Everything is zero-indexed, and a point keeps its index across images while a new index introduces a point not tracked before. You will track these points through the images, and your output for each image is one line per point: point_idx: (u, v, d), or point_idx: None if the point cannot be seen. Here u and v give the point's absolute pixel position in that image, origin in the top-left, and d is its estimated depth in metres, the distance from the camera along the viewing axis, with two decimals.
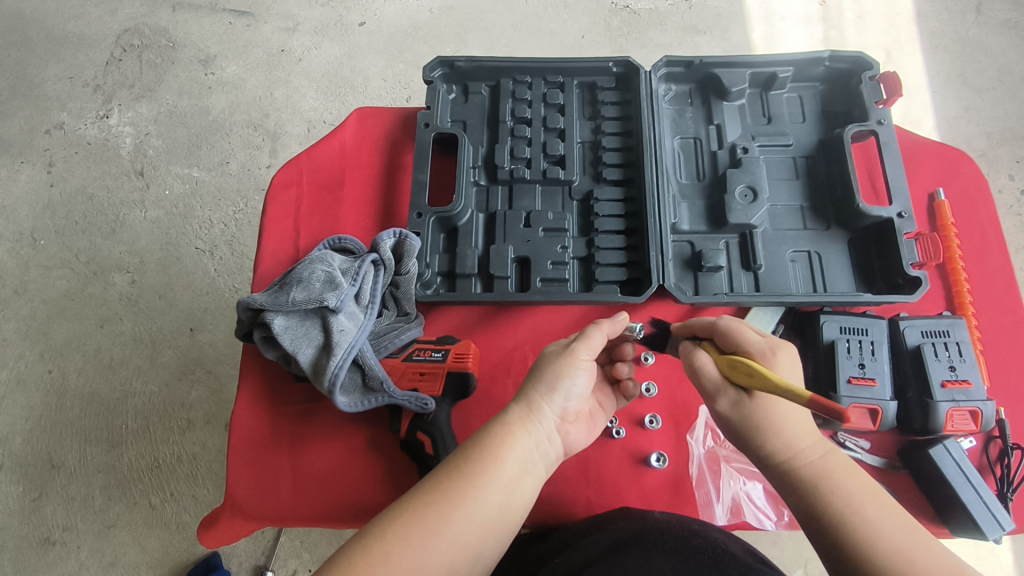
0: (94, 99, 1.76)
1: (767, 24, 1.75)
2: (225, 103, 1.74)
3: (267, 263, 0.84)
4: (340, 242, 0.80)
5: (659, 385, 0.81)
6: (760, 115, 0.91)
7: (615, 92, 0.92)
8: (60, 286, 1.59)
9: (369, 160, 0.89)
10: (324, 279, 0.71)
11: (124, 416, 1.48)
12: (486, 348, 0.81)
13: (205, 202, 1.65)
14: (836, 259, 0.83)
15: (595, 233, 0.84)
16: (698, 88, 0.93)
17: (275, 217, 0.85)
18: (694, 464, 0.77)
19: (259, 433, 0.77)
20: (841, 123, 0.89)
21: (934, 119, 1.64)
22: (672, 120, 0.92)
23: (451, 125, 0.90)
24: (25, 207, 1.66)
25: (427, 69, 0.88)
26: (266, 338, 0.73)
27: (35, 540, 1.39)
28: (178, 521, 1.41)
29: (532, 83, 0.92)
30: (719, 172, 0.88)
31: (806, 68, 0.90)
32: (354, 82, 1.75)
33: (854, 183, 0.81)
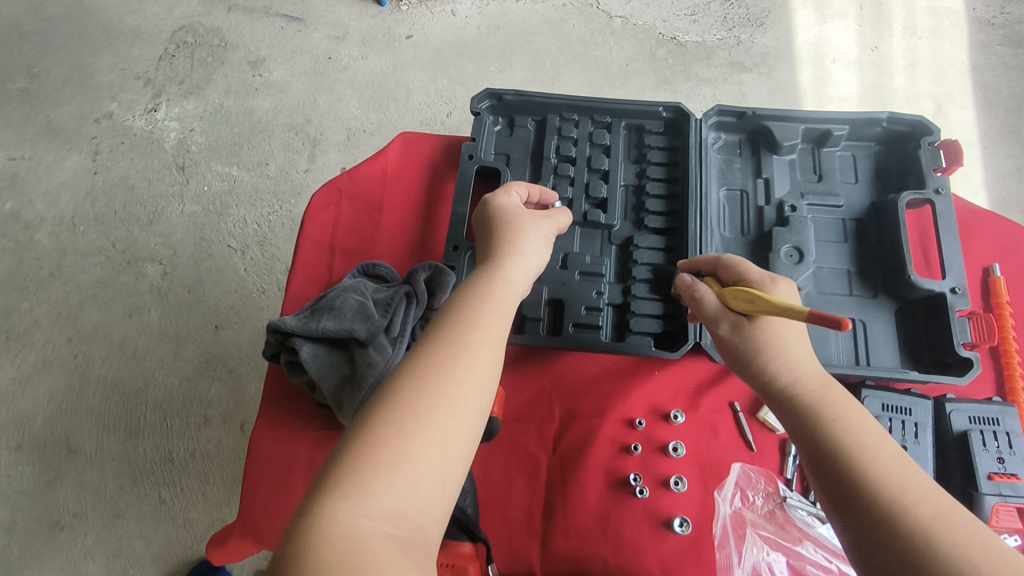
0: (144, 92, 1.81)
1: (816, 66, 1.73)
2: (269, 106, 1.77)
3: (298, 282, 0.83)
4: (375, 269, 0.80)
5: (686, 446, 0.79)
6: (812, 171, 0.89)
7: (663, 137, 0.90)
8: (94, 272, 1.62)
9: (409, 186, 0.89)
10: (356, 309, 0.71)
11: (144, 406, 1.50)
12: (513, 391, 0.81)
13: (240, 201, 1.68)
14: (882, 330, 0.81)
15: (633, 281, 0.83)
16: (749, 138, 0.91)
17: (310, 236, 0.85)
18: (719, 523, 0.73)
19: (275, 454, 0.77)
20: (896, 188, 0.87)
21: (982, 176, 1.60)
22: (719, 170, 0.90)
23: (494, 158, 0.90)
24: (68, 192, 1.70)
25: (476, 100, 0.89)
26: (292, 363, 0.72)
27: (46, 522, 1.42)
28: (185, 517, 1.42)
29: (580, 121, 0.91)
30: (765, 229, 0.86)
31: (862, 128, 0.87)
32: (397, 94, 1.76)
33: (906, 254, 0.79)
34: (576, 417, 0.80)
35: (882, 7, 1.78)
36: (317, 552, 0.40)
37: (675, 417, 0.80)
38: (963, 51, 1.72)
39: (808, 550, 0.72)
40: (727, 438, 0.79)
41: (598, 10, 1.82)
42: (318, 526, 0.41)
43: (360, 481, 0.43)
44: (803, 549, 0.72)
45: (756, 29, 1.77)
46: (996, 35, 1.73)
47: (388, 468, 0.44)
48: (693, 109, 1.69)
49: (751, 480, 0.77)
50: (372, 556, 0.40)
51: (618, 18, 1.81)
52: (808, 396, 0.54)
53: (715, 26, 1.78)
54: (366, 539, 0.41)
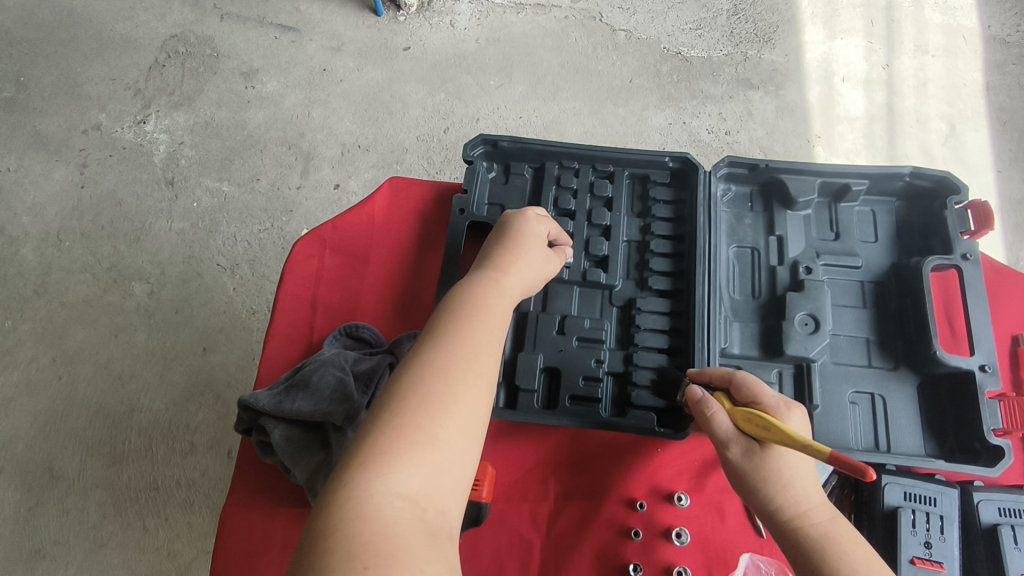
0: (133, 102, 1.76)
1: (825, 84, 1.67)
2: (262, 119, 1.72)
3: (277, 339, 0.79)
4: (358, 330, 0.77)
5: (691, 532, 0.71)
6: (828, 229, 0.85)
7: (669, 188, 0.86)
8: (80, 290, 1.57)
9: (397, 236, 0.85)
10: (333, 388, 0.67)
11: (128, 431, 1.45)
12: (503, 466, 0.75)
13: (231, 218, 1.63)
14: (902, 407, 0.77)
15: (635, 348, 0.79)
16: (761, 191, 0.87)
17: (290, 292, 0.81)
18: None
19: (248, 533, 0.72)
20: (918, 251, 0.82)
21: (995, 201, 1.55)
22: (729, 226, 0.86)
23: (488, 209, 0.85)
24: (54, 206, 1.66)
25: (468, 148, 0.84)
26: (264, 443, 0.69)
27: (26, 552, 1.37)
28: (169, 547, 1.37)
29: (580, 170, 0.86)
30: (778, 293, 0.82)
31: (882, 182, 0.83)
32: (393, 108, 1.71)
33: (932, 326, 0.74)
34: (574, 496, 0.74)
35: (893, 23, 1.73)
36: (350, 529, 0.40)
37: (679, 499, 0.73)
38: (976, 70, 1.67)
39: None
40: (736, 523, 0.72)
41: (602, 23, 1.77)
42: (351, 500, 0.42)
43: (390, 461, 0.44)
44: None
45: (764, 44, 1.72)
46: (1011, 54, 1.68)
47: (417, 452, 0.45)
48: (698, 127, 1.64)
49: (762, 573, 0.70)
50: (402, 530, 0.41)
51: (622, 31, 1.76)
52: (817, 530, 0.53)
53: (722, 40, 1.73)
54: (398, 515, 0.42)
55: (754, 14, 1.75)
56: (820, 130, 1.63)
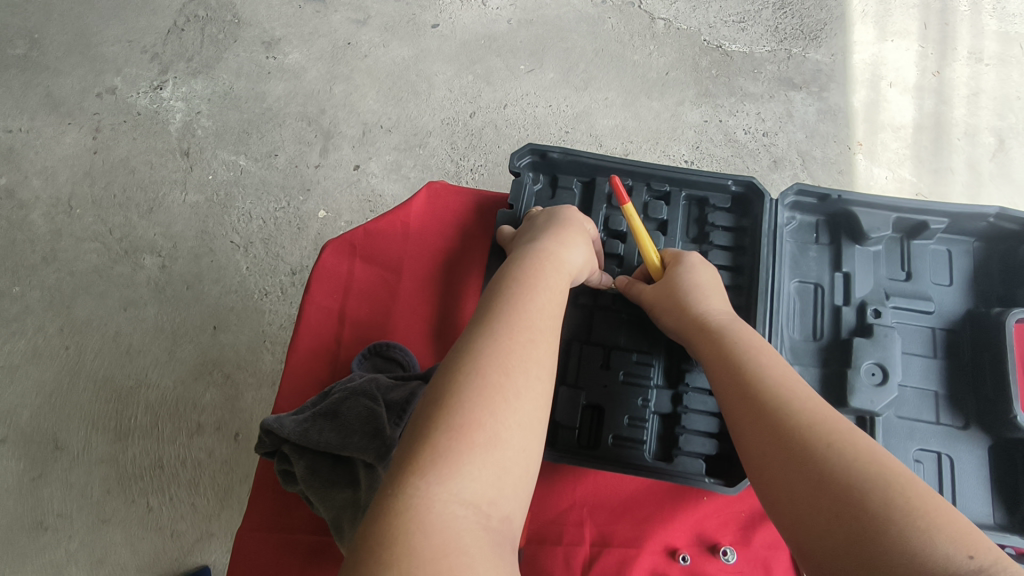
0: (150, 67, 1.70)
1: (871, 88, 1.60)
2: (282, 92, 1.66)
3: (302, 353, 0.76)
4: (390, 350, 0.74)
5: None
6: (898, 267, 0.81)
7: (730, 214, 0.82)
8: (89, 260, 1.54)
9: (432, 248, 0.82)
10: (363, 418, 0.65)
11: (135, 408, 1.43)
12: (538, 504, 0.73)
13: (246, 193, 1.58)
14: (969, 468, 0.74)
15: (685, 388, 0.76)
16: (828, 222, 0.83)
17: (318, 299, 0.77)
18: None
19: (264, 560, 0.69)
20: (998, 301, 0.78)
21: None
22: (793, 260, 0.82)
23: None
24: (65, 170, 1.61)
25: (515, 158, 0.81)
26: (287, 470, 0.66)
27: (29, 522, 1.37)
28: (173, 527, 1.36)
29: (634, 188, 0.82)
30: (842, 336, 0.78)
31: (964, 222, 0.79)
32: (418, 88, 1.64)
33: (1014, 389, 0.70)
34: (610, 542, 0.71)
35: (947, 27, 1.64)
36: (413, 540, 0.40)
37: (724, 554, 0.70)
38: None
39: None
40: None
41: (640, 10, 1.69)
42: (411, 513, 0.41)
43: (448, 470, 0.43)
44: None
45: (810, 43, 1.64)
46: None
47: (477, 456, 0.45)
48: (734, 127, 1.58)
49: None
50: (465, 546, 0.40)
51: (661, 20, 1.68)
52: None
53: (766, 36, 1.65)
54: (461, 529, 0.41)
55: (801, 9, 1.66)
56: (862, 137, 1.56)
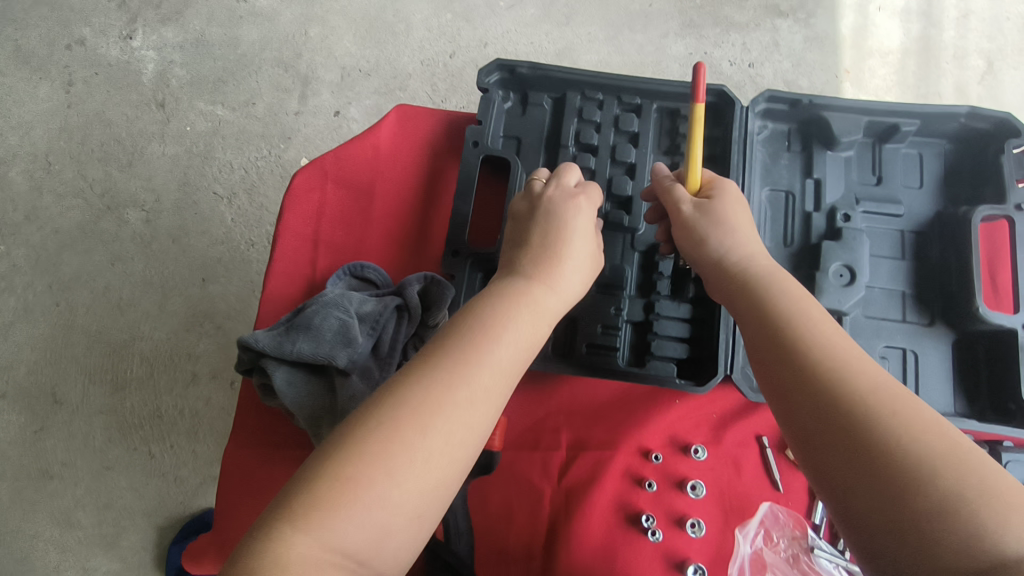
0: (118, 16, 1.64)
1: (859, 14, 1.56)
2: (257, 37, 1.61)
3: (279, 279, 0.77)
4: (362, 271, 0.74)
5: (706, 485, 0.72)
6: (869, 172, 0.81)
7: (701, 124, 0.81)
8: (72, 216, 1.53)
9: (403, 171, 0.81)
10: (336, 330, 0.64)
11: (130, 360, 1.45)
12: (516, 415, 0.76)
13: (226, 143, 1.56)
14: (935, 364, 0.75)
15: (657, 297, 0.77)
16: (800, 130, 0.83)
17: (291, 224, 0.78)
18: (736, 563, 0.68)
19: (255, 474, 0.72)
20: (966, 198, 0.79)
21: None
22: (764, 168, 0.81)
23: (503, 142, 0.81)
24: (40, 126, 1.58)
25: (483, 75, 0.80)
26: (264, 385, 0.67)
27: (35, 472, 1.40)
28: (176, 472, 1.40)
29: (604, 102, 0.81)
30: (812, 241, 0.79)
31: (934, 123, 0.79)
32: (396, 29, 1.60)
33: (976, 281, 0.72)
34: (587, 444, 0.75)
35: None
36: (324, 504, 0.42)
37: (695, 452, 0.74)
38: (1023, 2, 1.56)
39: None
40: (752, 475, 0.73)
41: None
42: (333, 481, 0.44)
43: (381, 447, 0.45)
44: None
45: None
46: None
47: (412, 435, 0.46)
48: (720, 58, 1.54)
49: (777, 521, 0.71)
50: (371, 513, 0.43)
51: None
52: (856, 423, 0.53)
53: None
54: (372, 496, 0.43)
55: None
56: (850, 64, 1.53)
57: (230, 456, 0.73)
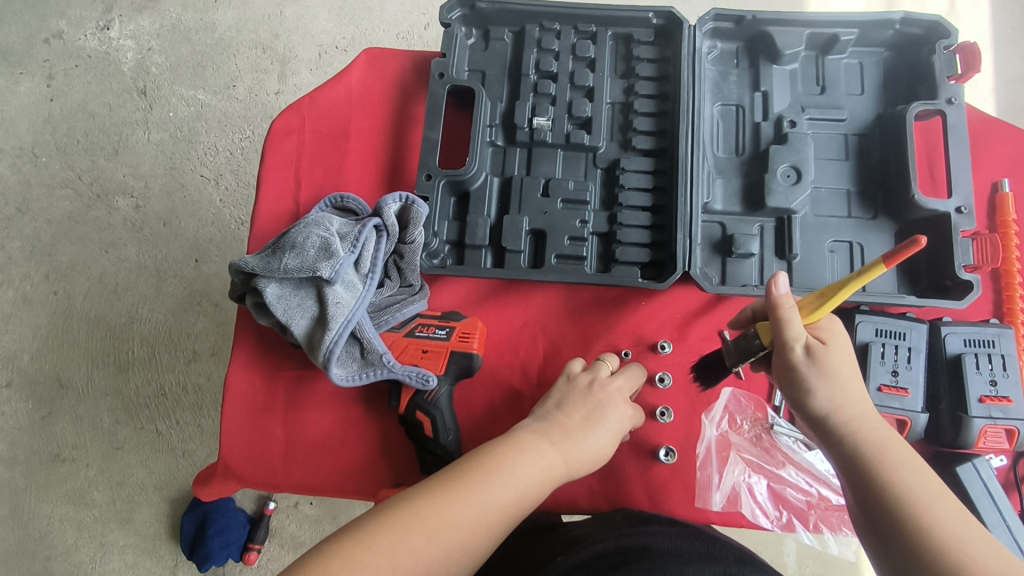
0: (94, 7, 1.66)
1: None
2: (232, 20, 1.63)
3: (265, 219, 0.81)
4: (343, 201, 0.78)
5: (674, 377, 0.77)
6: (814, 82, 0.85)
7: (653, 47, 0.84)
8: (63, 206, 1.55)
9: (376, 109, 0.85)
10: (319, 246, 0.67)
11: (130, 342, 1.48)
12: (493, 324, 0.80)
13: (210, 126, 1.58)
14: (880, 253, 0.80)
15: (619, 208, 0.80)
16: (746, 47, 0.86)
17: (275, 167, 0.82)
18: (703, 445, 0.74)
19: (253, 397, 0.76)
20: (904, 99, 0.83)
21: (993, 82, 1.51)
22: (714, 84, 0.85)
23: (468, 76, 0.85)
24: (25, 120, 1.60)
25: (444, 11, 0.82)
26: (258, 304, 0.72)
27: (47, 456, 1.44)
28: (184, 447, 1.44)
29: (561, 31, 0.85)
30: (761, 148, 0.83)
31: (872, 31, 0.82)
32: (369, 4, 1.62)
33: (912, 172, 0.76)
34: (561, 349, 0.79)
35: None
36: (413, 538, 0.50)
37: (662, 347, 0.78)
38: None
39: (790, 474, 0.74)
40: None
41: None
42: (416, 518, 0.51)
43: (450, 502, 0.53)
44: (785, 472, 0.74)
45: None
46: None
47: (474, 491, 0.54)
48: None
49: (740, 405, 0.76)
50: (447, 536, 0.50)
51: None
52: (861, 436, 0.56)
53: None
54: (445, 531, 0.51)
55: None
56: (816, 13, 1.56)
57: (230, 382, 0.77)
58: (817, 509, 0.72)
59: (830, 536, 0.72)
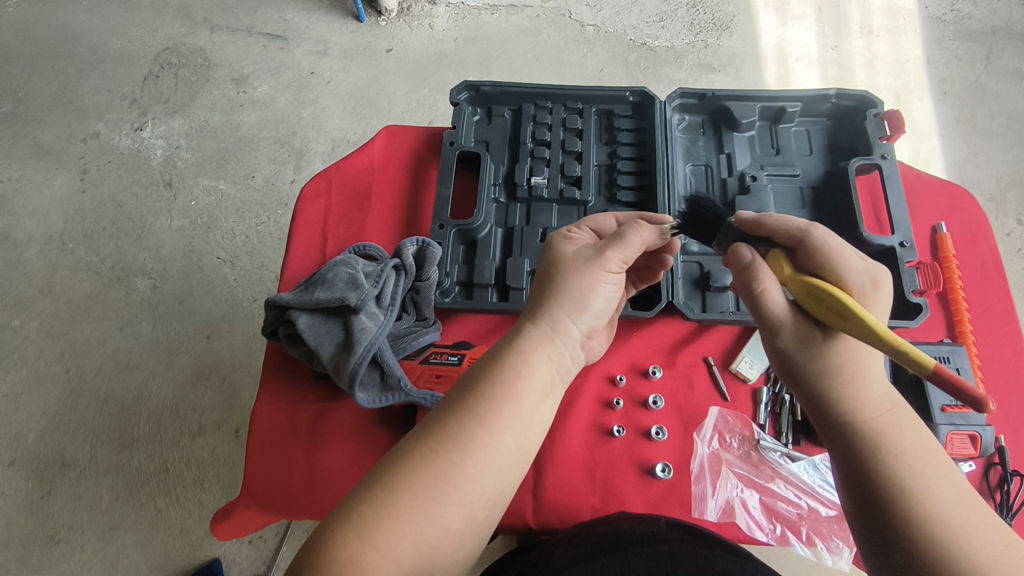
0: (130, 111, 1.84)
1: (780, 65, 1.81)
2: (255, 120, 1.81)
3: (294, 269, 0.89)
4: (366, 249, 0.86)
5: (665, 400, 0.82)
6: (770, 146, 0.97)
7: (631, 120, 0.98)
8: (85, 288, 1.64)
9: (394, 174, 0.95)
10: (347, 280, 0.78)
11: (138, 417, 1.51)
12: None
13: (229, 213, 1.71)
14: None
15: None
16: (711, 119, 0.99)
17: (304, 224, 0.91)
18: (696, 460, 0.78)
19: (278, 427, 0.79)
20: (847, 156, 0.95)
21: (943, 162, 1.68)
22: (685, 148, 0.97)
23: (474, 144, 0.97)
24: (57, 211, 1.73)
25: (454, 92, 0.95)
26: (289, 337, 0.79)
27: (41, 537, 1.42)
28: (182, 525, 1.42)
29: (553, 109, 0.98)
30: (729, 199, 0.94)
31: (813, 104, 0.95)
32: (379, 104, 1.81)
33: (858, 212, 0.86)
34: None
35: (840, 8, 1.87)
36: (357, 553, 0.47)
37: (653, 372, 0.84)
38: (918, 46, 1.81)
39: (780, 487, 0.78)
40: (704, 390, 0.83)
41: (571, 19, 1.89)
42: (366, 531, 0.48)
43: (398, 510, 0.49)
44: (775, 486, 0.78)
45: (722, 32, 1.85)
46: (948, 31, 1.83)
47: (424, 499, 0.50)
48: None
49: (728, 424, 0.81)
50: (398, 548, 0.48)
51: (590, 26, 1.88)
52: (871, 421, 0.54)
53: (683, 30, 1.86)
54: (396, 543, 0.48)
55: (711, 5, 1.88)
56: None
57: (258, 412, 0.80)
58: (808, 520, 0.76)
59: (823, 546, 0.75)
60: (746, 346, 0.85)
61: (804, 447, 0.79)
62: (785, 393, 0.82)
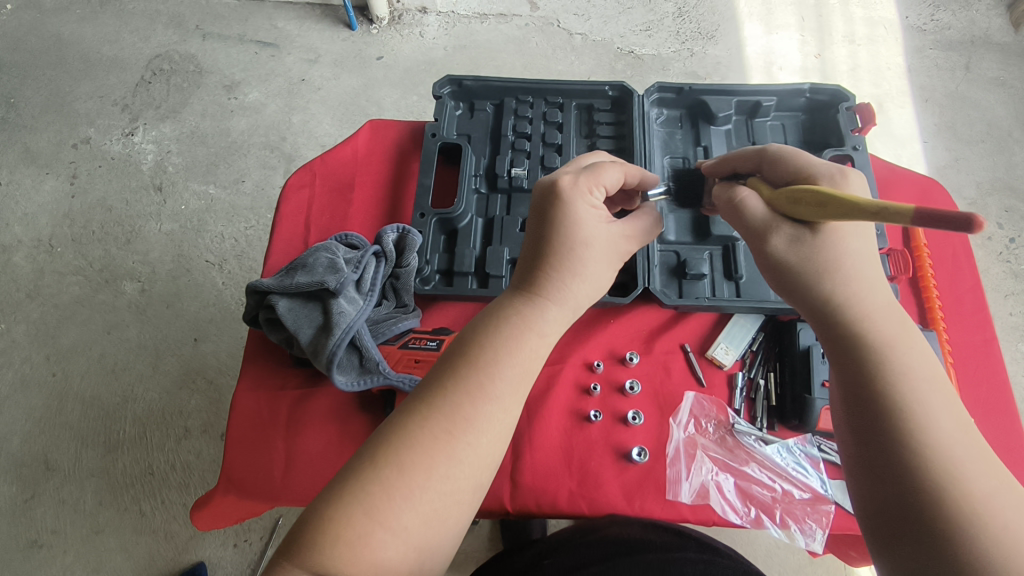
0: (121, 117, 1.85)
1: (765, 73, 1.84)
2: (245, 126, 1.82)
3: (277, 258, 0.90)
4: (348, 238, 0.86)
5: (642, 385, 0.83)
6: (746, 140, 0.99)
7: (610, 113, 0.99)
8: (72, 292, 1.63)
9: (377, 167, 0.97)
10: (327, 265, 0.79)
11: (124, 421, 1.50)
12: None
13: (218, 217, 1.71)
14: None
15: None
16: (688, 113, 1.01)
17: (288, 215, 0.92)
18: (672, 444, 0.79)
19: (258, 413, 0.79)
20: (820, 149, 0.97)
21: (925, 167, 1.71)
22: (663, 141, 0.99)
23: (456, 137, 0.98)
24: (45, 215, 1.73)
25: (436, 86, 0.97)
26: (269, 322, 0.79)
27: (23, 542, 1.40)
28: (166, 529, 1.41)
29: (534, 103, 1.00)
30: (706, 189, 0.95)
31: (788, 99, 0.98)
32: (369, 110, 1.83)
33: None
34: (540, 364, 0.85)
35: (823, 18, 1.91)
36: (365, 529, 0.48)
37: (630, 358, 0.85)
38: (898, 55, 1.85)
39: (753, 471, 0.78)
40: (680, 375, 0.84)
41: (559, 28, 1.92)
42: (375, 508, 0.49)
43: (404, 488, 0.50)
44: (749, 469, 0.78)
45: (708, 41, 1.88)
46: (928, 40, 1.87)
47: (430, 474, 0.51)
48: None
49: (704, 408, 0.82)
50: (407, 520, 0.49)
51: (578, 35, 1.91)
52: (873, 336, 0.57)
53: (670, 39, 1.89)
54: (405, 515, 0.49)
55: (697, 15, 1.92)
56: None
57: (240, 398, 0.81)
58: (782, 503, 0.76)
59: (797, 528, 0.75)
60: (722, 331, 0.86)
61: (778, 431, 0.81)
62: (759, 377, 0.84)
